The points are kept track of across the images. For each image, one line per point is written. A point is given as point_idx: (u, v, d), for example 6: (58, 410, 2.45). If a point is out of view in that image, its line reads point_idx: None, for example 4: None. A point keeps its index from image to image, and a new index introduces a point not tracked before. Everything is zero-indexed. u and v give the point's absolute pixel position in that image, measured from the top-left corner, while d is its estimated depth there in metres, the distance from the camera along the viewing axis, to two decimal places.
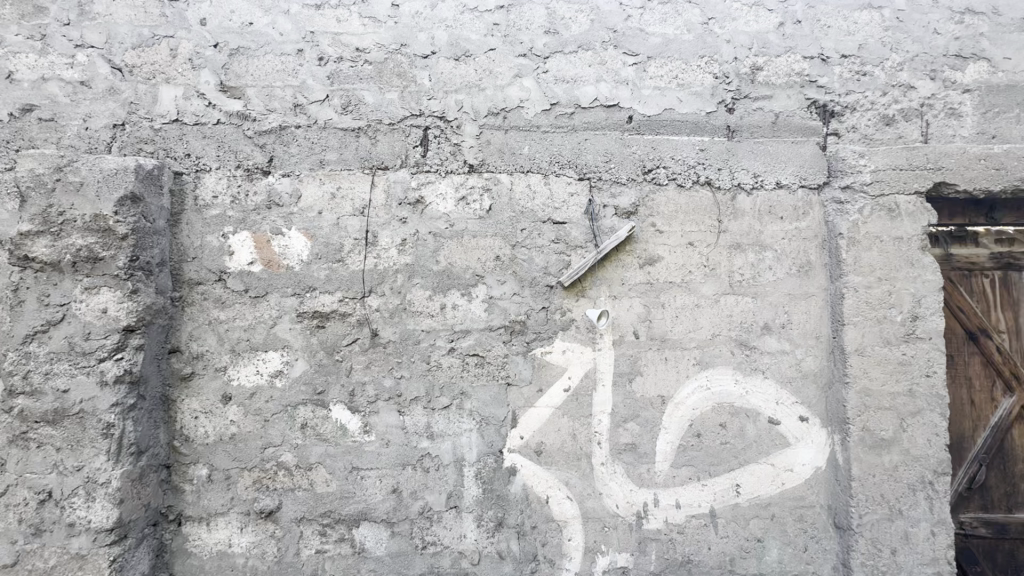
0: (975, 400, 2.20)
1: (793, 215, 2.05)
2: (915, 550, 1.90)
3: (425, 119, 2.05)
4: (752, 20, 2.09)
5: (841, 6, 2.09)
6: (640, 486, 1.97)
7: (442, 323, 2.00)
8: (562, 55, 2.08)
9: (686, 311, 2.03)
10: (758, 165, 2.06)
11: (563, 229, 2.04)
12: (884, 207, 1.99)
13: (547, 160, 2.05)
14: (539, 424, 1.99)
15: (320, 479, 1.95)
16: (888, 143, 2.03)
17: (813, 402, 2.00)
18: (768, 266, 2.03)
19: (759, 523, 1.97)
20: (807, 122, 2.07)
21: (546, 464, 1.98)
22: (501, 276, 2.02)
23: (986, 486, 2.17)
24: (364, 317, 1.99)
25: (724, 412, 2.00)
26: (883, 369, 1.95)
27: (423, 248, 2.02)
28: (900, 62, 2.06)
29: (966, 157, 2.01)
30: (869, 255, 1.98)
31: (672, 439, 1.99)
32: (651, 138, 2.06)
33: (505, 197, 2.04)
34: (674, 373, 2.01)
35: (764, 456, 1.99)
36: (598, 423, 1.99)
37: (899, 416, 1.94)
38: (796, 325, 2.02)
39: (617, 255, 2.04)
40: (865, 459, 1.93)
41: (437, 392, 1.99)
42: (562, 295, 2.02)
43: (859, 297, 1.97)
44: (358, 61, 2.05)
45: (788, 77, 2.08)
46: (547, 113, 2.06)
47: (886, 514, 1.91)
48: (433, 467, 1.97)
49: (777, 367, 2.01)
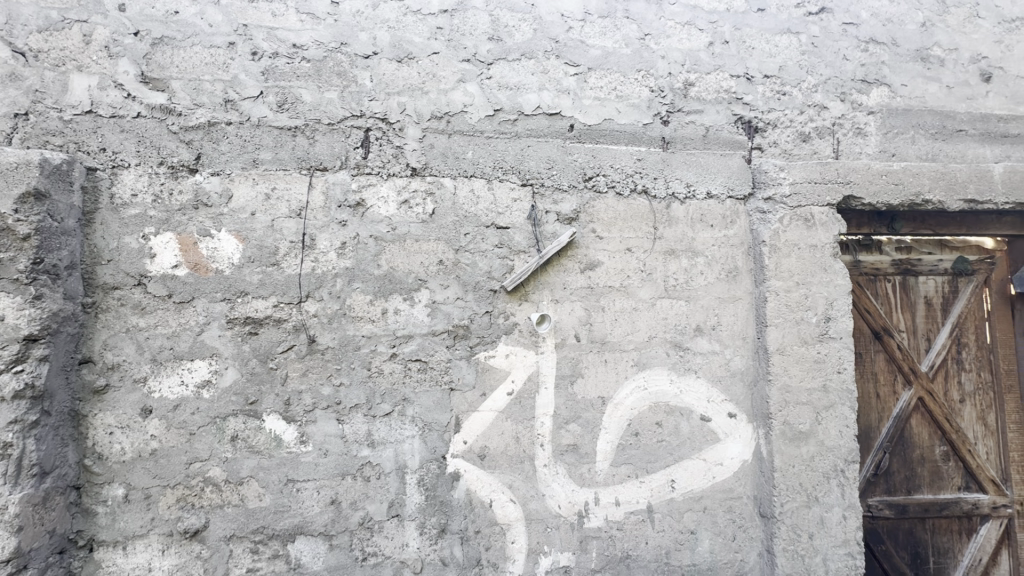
0: (880, 393, 2.41)
1: (721, 224, 2.18)
2: (829, 534, 2.06)
3: (366, 120, 2.01)
4: (685, 38, 2.21)
5: (764, 29, 2.25)
6: (581, 486, 2.02)
7: (383, 328, 1.97)
8: (506, 62, 2.11)
9: (625, 314, 2.10)
10: (690, 175, 2.17)
11: (506, 234, 2.06)
12: (801, 217, 2.15)
13: (491, 165, 2.06)
14: (482, 428, 1.99)
15: (252, 493, 1.85)
16: (805, 159, 2.21)
17: (740, 399, 2.13)
18: (700, 271, 2.15)
19: (692, 516, 2.06)
20: (734, 137, 2.20)
21: (489, 468, 1.98)
22: (444, 281, 2.01)
23: (889, 472, 2.39)
24: (301, 322, 1.92)
25: (660, 411, 2.09)
26: (801, 367, 2.10)
27: (363, 252, 1.97)
28: (815, 84, 2.25)
29: (871, 172, 2.20)
30: (789, 261, 2.13)
31: (611, 439, 2.05)
32: (591, 147, 2.12)
33: (449, 202, 2.03)
34: (613, 374, 2.08)
35: (696, 451, 2.09)
36: (541, 425, 2.02)
37: (815, 410, 2.10)
38: (725, 327, 2.14)
39: (559, 260, 2.08)
40: (787, 451, 2.07)
41: (379, 399, 1.94)
42: (505, 299, 2.04)
43: (780, 300, 2.11)
44: (294, 57, 1.98)
45: (717, 94, 2.21)
46: (490, 119, 2.08)
47: (805, 502, 2.06)
48: (373, 476, 1.92)
49: (708, 366, 2.12)
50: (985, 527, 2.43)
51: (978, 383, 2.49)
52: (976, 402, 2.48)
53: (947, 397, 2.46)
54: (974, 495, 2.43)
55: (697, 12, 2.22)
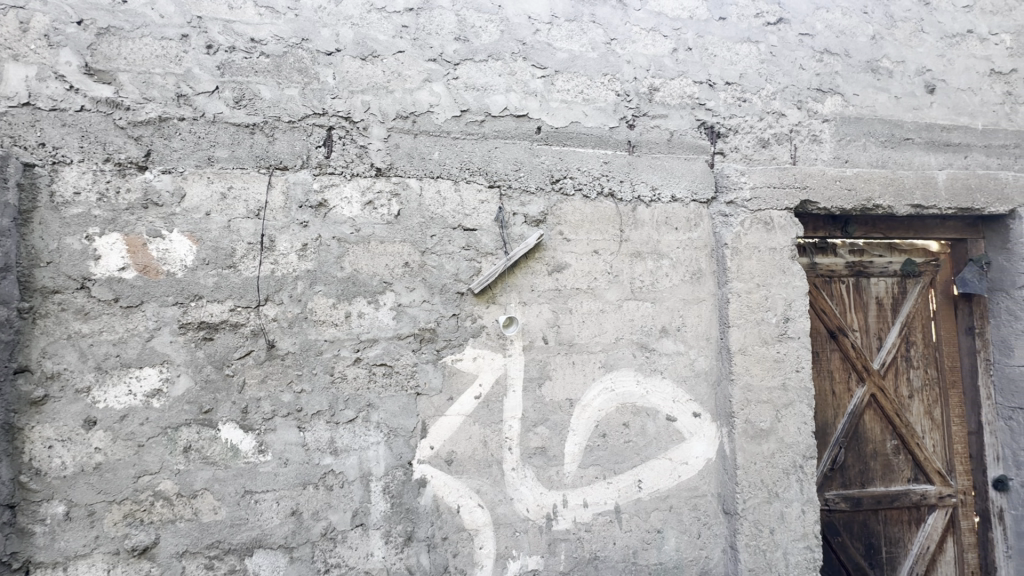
0: (836, 390, 2.50)
1: (686, 226, 2.21)
2: (789, 528, 2.12)
3: (328, 118, 1.96)
4: (650, 44, 2.24)
5: (725, 38, 2.31)
6: (549, 488, 2.02)
7: (347, 332, 1.91)
8: (472, 63, 2.09)
9: (593, 316, 2.11)
10: (655, 179, 2.20)
11: (473, 236, 2.03)
12: (761, 221, 2.22)
13: (458, 166, 2.04)
14: (450, 433, 1.96)
15: (207, 506, 1.77)
16: (764, 164, 2.27)
17: (704, 398, 2.17)
18: (665, 273, 2.18)
19: (659, 515, 2.09)
20: (698, 141, 2.25)
21: (457, 473, 1.95)
22: (410, 283, 1.97)
23: (844, 466, 2.48)
24: (259, 327, 1.85)
25: (627, 412, 2.11)
26: (762, 366, 2.16)
27: (326, 254, 1.92)
28: (773, 92, 2.32)
29: (826, 178, 2.29)
30: (749, 264, 2.19)
31: (579, 441, 2.06)
32: (559, 149, 2.13)
33: (415, 203, 2.00)
34: (581, 376, 2.08)
35: (662, 451, 2.12)
36: (509, 428, 2.01)
37: (775, 408, 2.16)
38: (690, 328, 2.18)
39: (527, 262, 2.07)
40: (749, 449, 2.12)
41: (342, 405, 1.89)
42: (473, 301, 2.02)
43: (742, 301, 2.17)
44: (253, 52, 1.91)
45: (681, 99, 2.25)
46: (457, 120, 2.06)
47: (766, 498, 2.12)
48: (336, 484, 1.86)
49: (674, 367, 2.15)
50: (932, 516, 2.55)
51: (925, 379, 2.62)
52: (923, 397, 2.61)
53: (897, 393, 2.57)
54: (922, 486, 2.55)
55: (662, 19, 2.26)
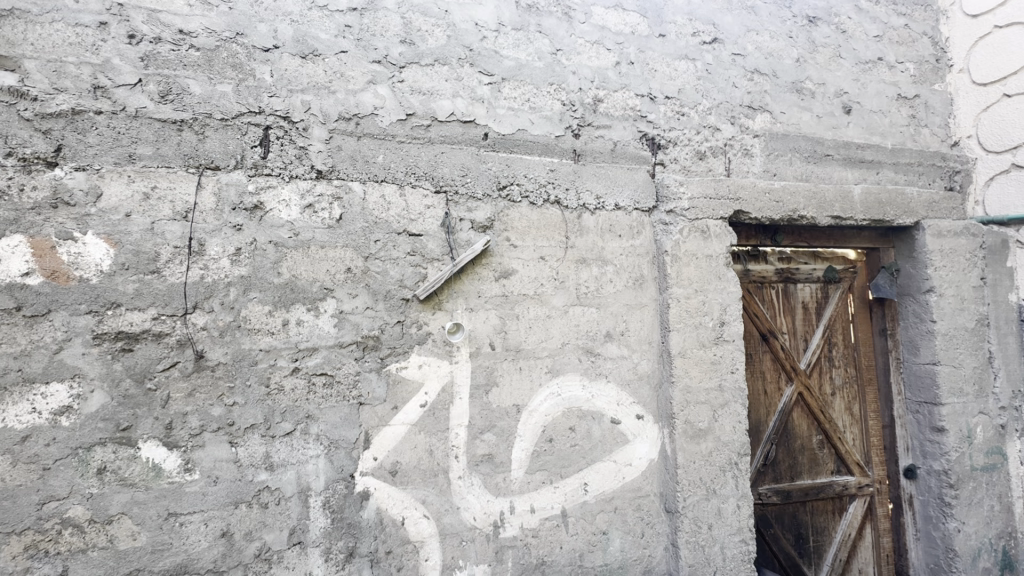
0: (767, 390, 2.65)
1: (629, 234, 2.28)
2: (725, 523, 2.22)
3: (265, 118, 1.87)
4: (594, 56, 2.31)
5: (665, 54, 2.41)
6: (496, 495, 2.01)
7: (284, 341, 1.83)
8: (418, 66, 2.07)
9: (539, 322, 2.13)
10: (600, 188, 2.25)
11: (419, 241, 2.00)
12: (698, 229, 2.31)
13: (403, 170, 2.01)
14: (394, 443, 1.91)
15: (124, 533, 1.63)
16: (702, 176, 2.38)
17: (647, 401, 2.23)
18: (609, 279, 2.23)
19: (604, 517, 2.12)
20: (639, 152, 2.33)
21: (401, 484, 1.91)
22: (353, 289, 1.91)
23: (776, 461, 2.63)
24: (186, 337, 1.73)
25: (573, 416, 2.13)
26: (700, 368, 2.25)
27: (261, 259, 1.83)
28: (709, 107, 2.44)
29: (757, 190, 2.42)
30: (688, 270, 2.28)
31: (526, 446, 2.06)
32: (505, 156, 2.14)
33: (358, 207, 1.94)
34: (528, 382, 2.09)
35: (607, 454, 2.16)
36: (456, 436, 1.99)
37: (712, 408, 2.26)
38: (633, 333, 2.24)
39: (473, 268, 2.06)
40: (689, 448, 2.20)
41: (278, 417, 1.80)
42: (418, 308, 1.99)
43: (681, 306, 2.25)
44: (181, 44, 1.80)
45: (624, 111, 2.32)
46: (402, 123, 2.02)
47: (704, 495, 2.20)
48: (272, 502, 1.77)
49: (618, 371, 2.21)
50: (853, 505, 2.75)
51: (846, 378, 2.83)
52: (844, 394, 2.81)
53: (821, 391, 2.76)
54: (844, 477, 2.74)
55: (605, 33, 2.33)
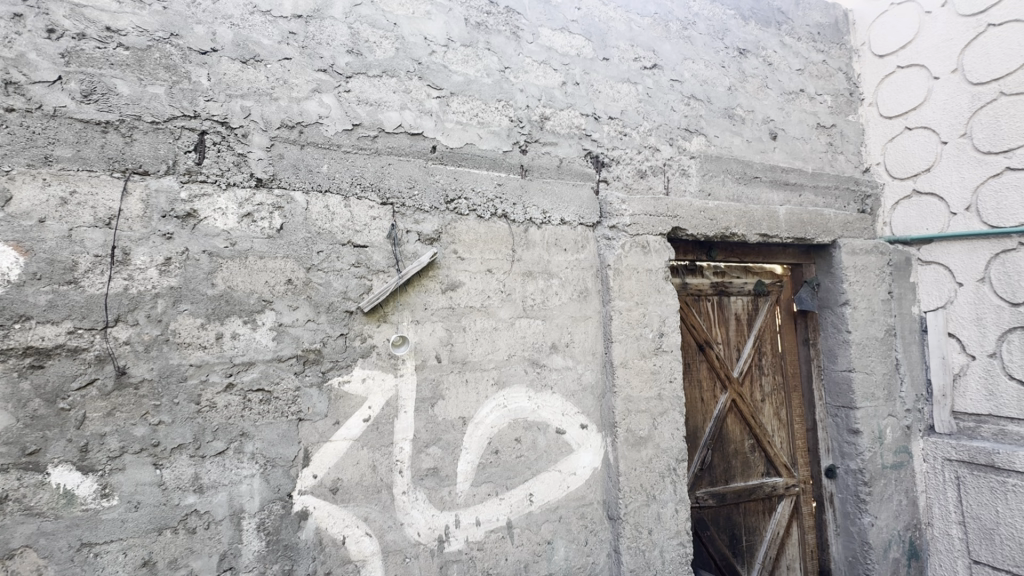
0: (704, 397, 2.79)
1: (574, 248, 2.35)
2: (664, 527, 2.31)
3: (201, 122, 1.80)
4: (541, 75, 2.38)
5: (608, 77, 2.52)
6: (441, 510, 1.99)
7: (218, 355, 1.75)
8: (365, 77, 2.06)
9: (486, 334, 2.14)
10: (546, 203, 2.31)
11: (364, 252, 1.98)
12: (639, 244, 2.41)
13: (348, 181, 1.98)
14: (335, 460, 1.86)
15: (28, 567, 1.49)
16: (643, 194, 2.49)
17: (591, 411, 2.30)
18: (554, 291, 2.28)
19: (549, 526, 2.15)
20: (584, 169, 2.41)
21: (342, 502, 1.86)
22: (293, 301, 1.86)
23: (711, 465, 2.76)
24: (106, 352, 1.62)
25: (519, 427, 2.16)
26: (641, 378, 2.34)
27: (193, 269, 1.74)
28: (649, 128, 2.57)
29: (693, 208, 2.56)
30: (630, 283, 2.37)
31: (472, 458, 2.06)
32: (453, 169, 2.16)
33: (300, 217, 1.90)
34: (474, 394, 2.10)
35: (552, 464, 2.20)
36: (400, 451, 1.96)
37: (652, 416, 2.34)
38: (577, 344, 2.30)
39: (420, 280, 2.05)
40: (630, 456, 2.27)
41: (210, 436, 1.71)
42: (363, 320, 1.95)
43: (623, 318, 2.34)
44: (108, 42, 1.70)
45: (569, 129, 2.41)
46: (348, 133, 2.00)
47: (645, 501, 2.28)
48: (200, 526, 1.67)
49: (563, 382, 2.26)
50: (781, 505, 2.93)
51: (774, 385, 3.03)
52: (772, 400, 3.01)
53: (752, 398, 2.93)
54: (773, 478, 2.92)
55: (551, 53, 2.41)
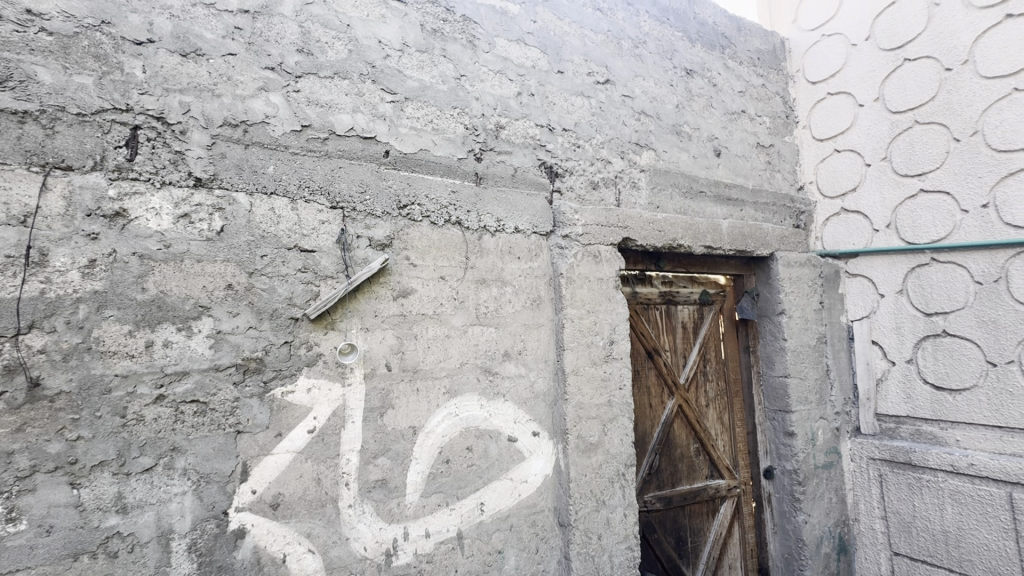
0: (652, 403, 2.86)
1: (527, 256, 2.37)
2: (613, 532, 2.35)
3: (134, 116, 1.69)
4: (497, 85, 2.40)
5: (563, 90, 2.58)
6: (389, 522, 1.94)
7: (147, 364, 1.64)
8: (316, 78, 2.01)
9: (438, 342, 2.12)
10: (500, 211, 2.32)
11: (311, 257, 1.91)
12: (591, 254, 2.46)
13: (296, 183, 1.92)
14: (276, 474, 1.78)
15: None
16: (595, 205, 2.54)
17: (543, 418, 2.31)
18: (507, 299, 2.29)
19: (500, 536, 2.14)
20: (538, 179, 2.44)
21: (283, 518, 1.77)
22: (233, 307, 1.78)
23: (659, 469, 2.84)
24: (17, 362, 1.48)
25: (470, 436, 2.14)
26: (591, 385, 2.38)
27: (121, 272, 1.63)
28: (601, 141, 2.64)
29: (643, 220, 2.65)
30: (582, 292, 2.41)
31: (422, 469, 2.03)
32: (406, 175, 2.13)
33: (243, 219, 1.82)
34: (424, 403, 2.06)
35: (504, 472, 2.19)
36: (347, 462, 1.90)
37: (602, 423, 2.39)
38: (530, 352, 2.32)
39: (370, 286, 2.01)
40: (581, 462, 2.30)
41: (136, 452, 1.60)
42: (309, 328, 1.89)
43: (575, 326, 2.37)
44: (28, 26, 1.58)
45: (524, 139, 2.43)
46: (296, 134, 1.94)
47: (595, 506, 2.31)
48: (123, 549, 1.56)
49: (515, 390, 2.26)
50: (724, 506, 3.04)
51: (717, 390, 3.16)
52: (716, 405, 3.14)
53: (697, 403, 3.04)
54: (716, 480, 3.04)
55: (507, 63, 2.44)
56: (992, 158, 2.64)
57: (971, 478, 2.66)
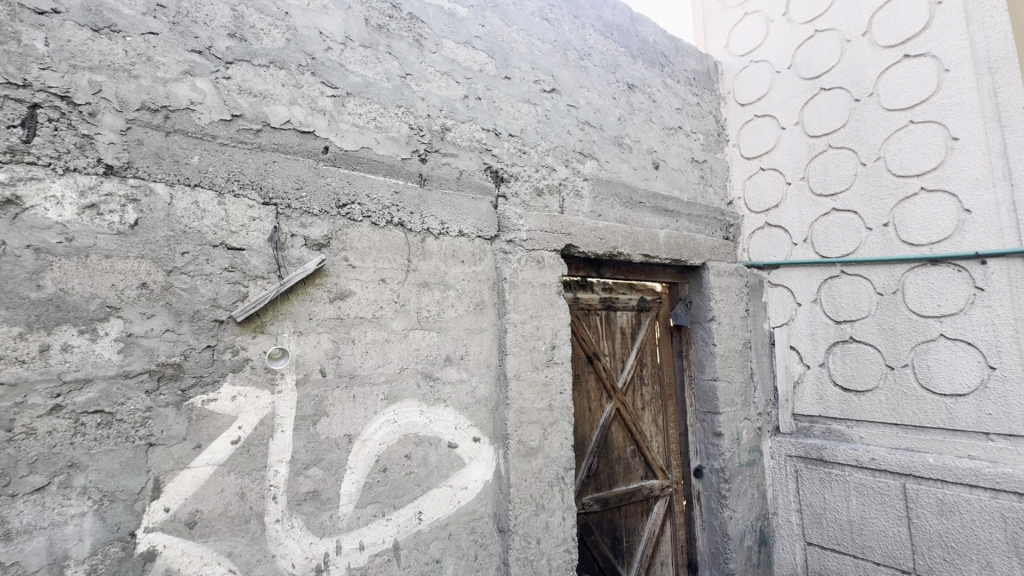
0: (591, 407, 2.93)
1: (471, 260, 2.35)
2: (552, 536, 2.37)
3: (32, 94, 1.51)
4: (443, 86, 2.37)
5: (509, 96, 2.59)
6: (321, 536, 1.85)
7: (40, 371, 1.46)
8: (249, 65, 1.89)
9: (376, 347, 2.05)
10: (445, 214, 2.29)
11: (239, 256, 1.79)
12: (535, 259, 2.48)
13: (224, 176, 1.79)
14: (193, 489, 1.65)
15: None
16: (539, 211, 2.56)
17: (484, 423, 2.29)
18: (450, 304, 2.26)
19: (438, 545, 2.10)
20: (483, 183, 2.43)
21: (201, 537, 1.64)
22: (148, 308, 1.63)
23: (597, 471, 2.90)
24: None
25: (409, 443, 2.08)
26: (533, 390, 2.39)
27: (12, 267, 1.45)
28: (547, 149, 2.68)
29: (585, 227, 2.71)
30: (525, 297, 2.42)
31: (357, 479, 1.95)
32: (347, 173, 2.05)
33: (161, 212, 1.67)
34: (361, 410, 1.99)
35: (443, 479, 2.15)
36: (275, 475, 1.79)
37: (543, 427, 2.40)
38: (472, 357, 2.30)
39: (304, 288, 1.91)
40: (521, 467, 2.30)
41: (25, 470, 1.42)
42: (235, 332, 1.76)
43: (517, 331, 2.38)
44: None
45: (470, 142, 2.42)
46: (225, 124, 1.82)
47: (534, 511, 2.32)
48: None
49: (456, 395, 2.23)
50: (657, 505, 3.16)
51: (652, 393, 3.28)
52: (651, 408, 3.25)
53: (634, 406, 3.15)
54: (650, 481, 3.15)
55: (454, 65, 2.41)
56: (892, 182, 2.93)
57: (873, 471, 2.92)
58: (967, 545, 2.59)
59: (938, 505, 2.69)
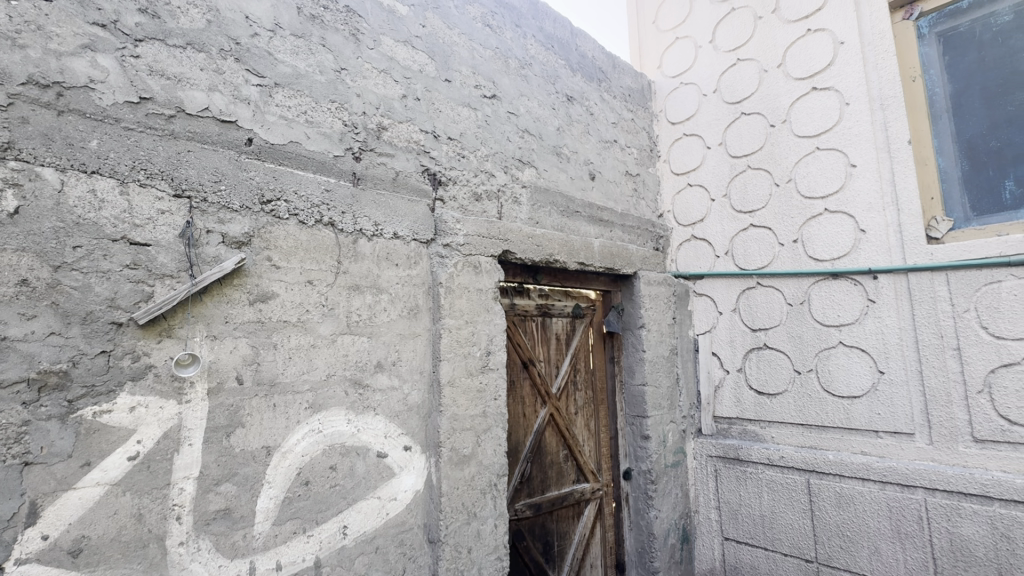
0: (526, 412, 2.94)
1: (405, 263, 2.28)
2: (483, 544, 2.34)
3: None
4: (381, 84, 2.30)
5: (449, 98, 2.56)
6: (232, 558, 1.71)
7: None
8: (162, 44, 1.73)
9: (301, 352, 1.93)
10: (379, 215, 2.21)
11: (144, 252, 1.63)
12: (472, 264, 2.45)
13: (128, 163, 1.62)
14: (80, 512, 1.47)
15: None
16: (476, 216, 2.55)
17: (415, 432, 2.23)
18: (383, 307, 2.19)
19: (364, 559, 2.01)
20: (420, 186, 2.38)
21: (87, 566, 1.47)
22: (28, 309, 1.44)
23: (530, 477, 2.92)
24: None
25: (335, 454, 1.98)
26: (467, 396, 2.36)
27: None
28: (486, 154, 2.67)
29: (522, 234, 2.72)
30: (460, 302, 2.39)
31: (275, 494, 1.82)
32: (272, 168, 1.93)
33: (49, 201, 1.49)
34: (282, 420, 1.86)
35: (370, 491, 2.07)
36: (180, 493, 1.63)
37: (476, 434, 2.38)
38: (404, 363, 2.23)
39: (220, 289, 1.77)
40: (453, 475, 2.26)
41: None
42: (136, 335, 1.60)
43: (452, 336, 2.34)
44: None
45: (407, 143, 2.36)
46: (132, 107, 1.65)
47: (466, 519, 2.28)
48: None
49: (386, 403, 2.15)
50: (588, 508, 3.22)
51: (586, 398, 3.35)
52: (584, 412, 3.32)
53: (567, 411, 3.20)
54: (582, 484, 3.21)
55: (393, 63, 2.35)
56: (801, 202, 3.21)
57: (782, 468, 3.16)
58: (861, 534, 2.85)
59: (836, 498, 2.95)
